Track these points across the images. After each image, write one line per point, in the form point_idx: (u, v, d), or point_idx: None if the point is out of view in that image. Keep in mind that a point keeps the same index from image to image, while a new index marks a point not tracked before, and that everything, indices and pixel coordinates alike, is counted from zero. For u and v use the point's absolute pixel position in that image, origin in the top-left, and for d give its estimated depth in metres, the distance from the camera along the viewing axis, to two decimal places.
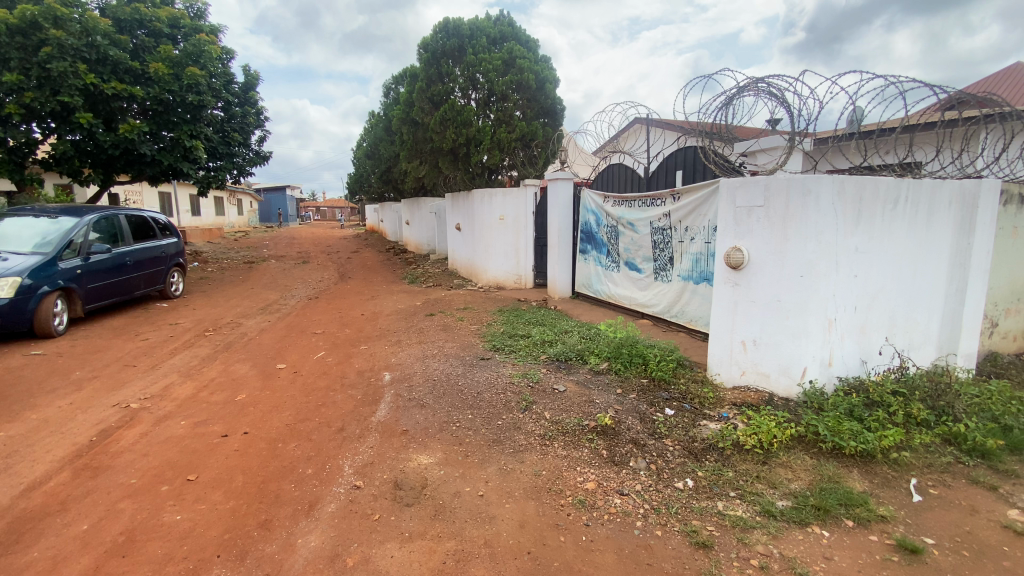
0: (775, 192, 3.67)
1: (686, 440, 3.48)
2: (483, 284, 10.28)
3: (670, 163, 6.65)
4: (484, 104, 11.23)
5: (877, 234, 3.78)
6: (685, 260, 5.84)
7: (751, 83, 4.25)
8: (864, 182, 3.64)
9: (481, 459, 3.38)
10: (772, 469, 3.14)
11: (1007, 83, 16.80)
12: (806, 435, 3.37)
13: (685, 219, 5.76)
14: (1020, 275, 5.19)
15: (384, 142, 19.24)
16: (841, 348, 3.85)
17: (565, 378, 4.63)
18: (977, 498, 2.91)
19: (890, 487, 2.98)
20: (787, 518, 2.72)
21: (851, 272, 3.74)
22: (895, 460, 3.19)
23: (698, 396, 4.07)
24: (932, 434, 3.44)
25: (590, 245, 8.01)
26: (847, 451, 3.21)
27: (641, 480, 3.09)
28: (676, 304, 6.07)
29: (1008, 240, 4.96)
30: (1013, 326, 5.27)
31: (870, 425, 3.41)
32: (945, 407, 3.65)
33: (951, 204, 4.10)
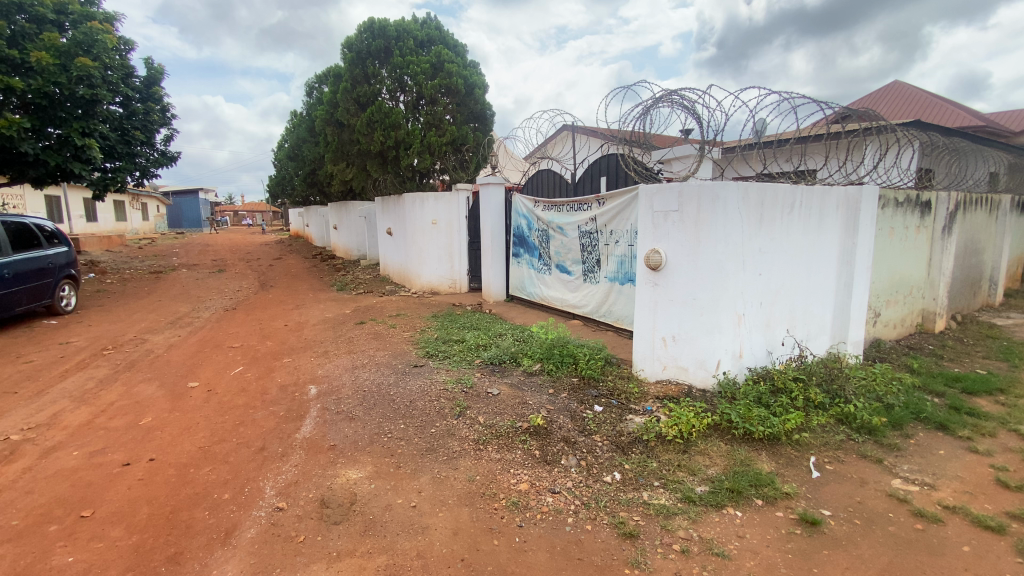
0: (688, 198, 3.91)
1: (614, 435, 3.61)
2: (417, 289, 10.10)
3: (595, 169, 6.90)
4: (412, 107, 11.08)
5: (777, 236, 4.14)
6: (611, 262, 6.07)
7: (665, 95, 4.51)
8: (765, 188, 3.98)
9: (413, 469, 3.31)
10: (691, 457, 3.34)
11: (883, 102, 19.03)
12: (721, 423, 3.63)
13: (609, 223, 5.99)
14: (896, 271, 5.89)
15: (308, 144, 18.41)
16: (749, 340, 4.17)
17: (499, 381, 4.65)
18: (865, 470, 3.25)
19: (793, 466, 3.28)
20: (705, 502, 2.90)
21: (756, 270, 4.07)
22: (797, 442, 3.51)
23: (624, 392, 4.25)
24: (827, 415, 3.82)
25: (523, 248, 8.12)
26: (756, 436, 3.49)
27: (571, 477, 3.17)
28: (604, 304, 6.29)
29: (886, 239, 5.61)
30: (893, 315, 5.96)
31: (775, 411, 3.73)
32: (838, 391, 4.06)
33: (839, 208, 4.58)
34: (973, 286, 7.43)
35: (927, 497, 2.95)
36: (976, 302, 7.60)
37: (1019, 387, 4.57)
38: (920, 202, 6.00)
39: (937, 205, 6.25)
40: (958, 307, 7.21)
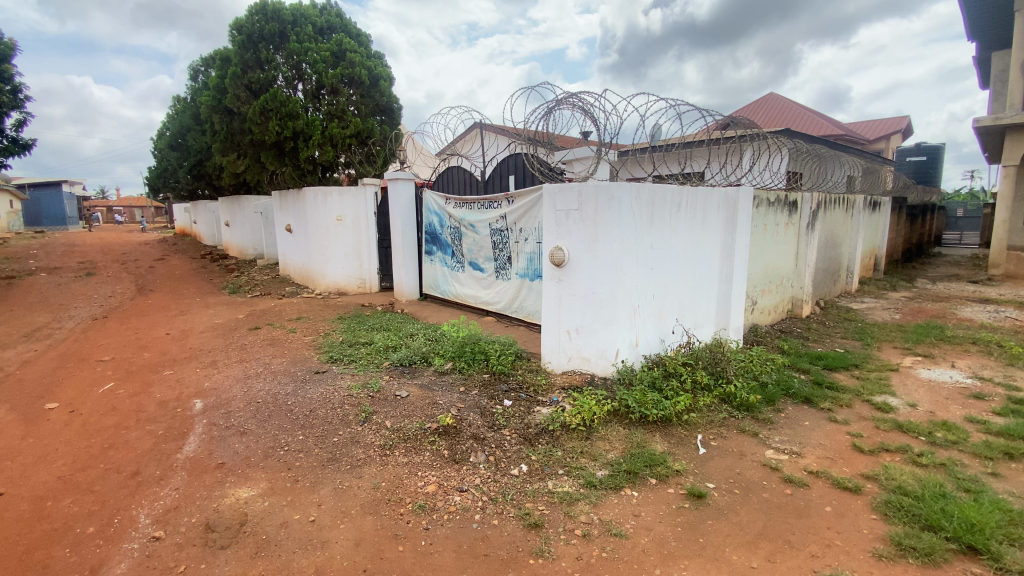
0: (587, 197, 4.09)
1: (522, 428, 3.69)
2: (321, 290, 9.57)
3: (503, 168, 7.00)
4: (313, 96, 10.45)
5: (666, 233, 4.47)
6: (521, 259, 6.18)
7: (566, 98, 4.67)
8: (655, 189, 4.28)
9: (313, 482, 3.14)
10: (593, 443, 3.51)
11: (762, 111, 21.17)
12: (620, 409, 3.86)
13: (519, 220, 6.09)
14: (770, 263, 6.61)
15: (193, 132, 16.68)
16: (644, 330, 4.47)
17: (408, 383, 4.55)
18: (744, 444, 3.61)
19: (683, 444, 3.56)
20: (605, 486, 3.06)
21: (648, 265, 4.36)
22: (687, 422, 3.82)
23: (532, 384, 4.36)
24: (712, 395, 4.20)
25: (435, 246, 8.02)
26: (651, 419, 3.76)
27: (479, 474, 3.19)
28: (516, 300, 6.39)
29: (760, 235, 6.27)
30: (767, 303, 6.68)
31: (667, 395, 4.04)
32: (721, 372, 4.48)
33: (719, 208, 5.04)
34: (833, 275, 8.54)
35: (795, 463, 3.32)
36: (835, 289, 8.74)
37: (867, 362, 5.31)
38: (787, 202, 6.77)
39: (802, 204, 7.10)
40: (821, 294, 8.25)
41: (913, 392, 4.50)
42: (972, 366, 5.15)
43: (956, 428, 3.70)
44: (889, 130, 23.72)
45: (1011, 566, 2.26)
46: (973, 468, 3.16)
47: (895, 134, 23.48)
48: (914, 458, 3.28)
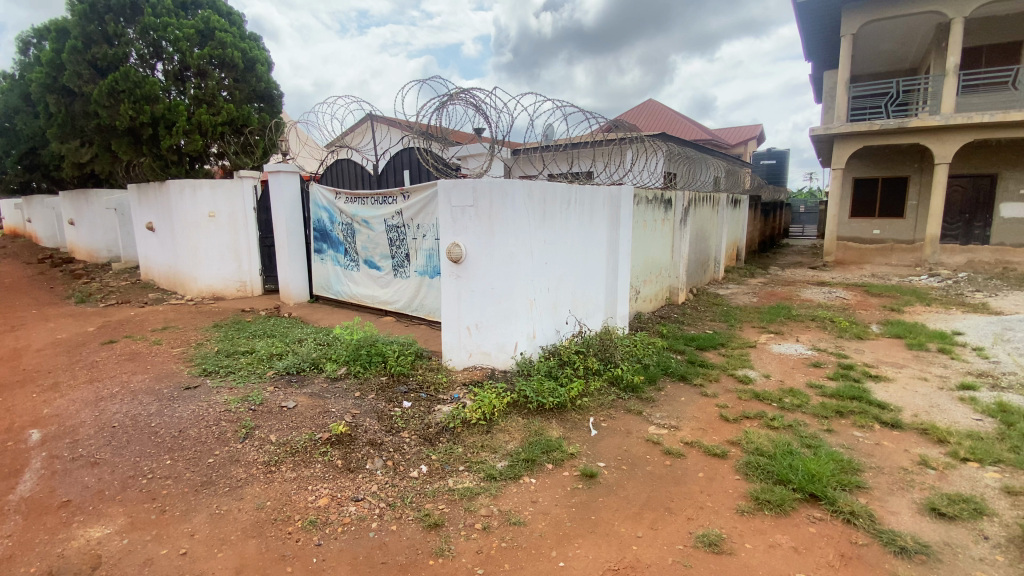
0: (481, 194, 4.10)
1: (422, 429, 3.62)
2: (193, 295, 8.57)
3: (397, 162, 6.81)
4: (175, 78, 9.30)
5: (558, 229, 4.66)
6: (419, 256, 6.05)
7: (457, 93, 4.65)
8: (546, 187, 4.43)
9: (184, 511, 2.80)
10: (493, 436, 3.57)
11: (642, 115, 22.89)
12: (518, 400, 3.95)
13: (415, 217, 5.96)
14: (650, 256, 7.19)
15: (21, 114, 13.98)
16: (541, 322, 4.61)
17: (297, 392, 4.24)
18: (630, 422, 3.89)
19: (577, 428, 3.75)
20: (504, 476, 3.12)
21: (542, 260, 4.51)
22: (580, 407, 4.04)
23: (432, 383, 4.29)
24: (602, 380, 4.49)
25: (325, 244, 7.57)
26: (548, 407, 3.91)
27: (377, 481, 3.08)
28: (415, 298, 6.25)
29: (641, 231, 6.77)
30: (649, 292, 7.25)
31: (563, 383, 4.23)
32: (610, 357, 4.79)
33: (605, 205, 5.37)
34: (703, 265, 9.52)
35: (673, 436, 3.65)
36: (705, 278, 9.75)
37: (731, 341, 6.01)
38: (663, 199, 7.39)
39: (675, 202, 7.80)
40: (694, 283, 9.16)
41: (768, 364, 5.18)
42: (811, 339, 6.05)
43: (800, 393, 4.32)
44: (746, 136, 26.98)
45: (842, 507, 2.68)
46: (813, 426, 3.71)
47: (750, 140, 26.76)
48: (768, 422, 3.78)
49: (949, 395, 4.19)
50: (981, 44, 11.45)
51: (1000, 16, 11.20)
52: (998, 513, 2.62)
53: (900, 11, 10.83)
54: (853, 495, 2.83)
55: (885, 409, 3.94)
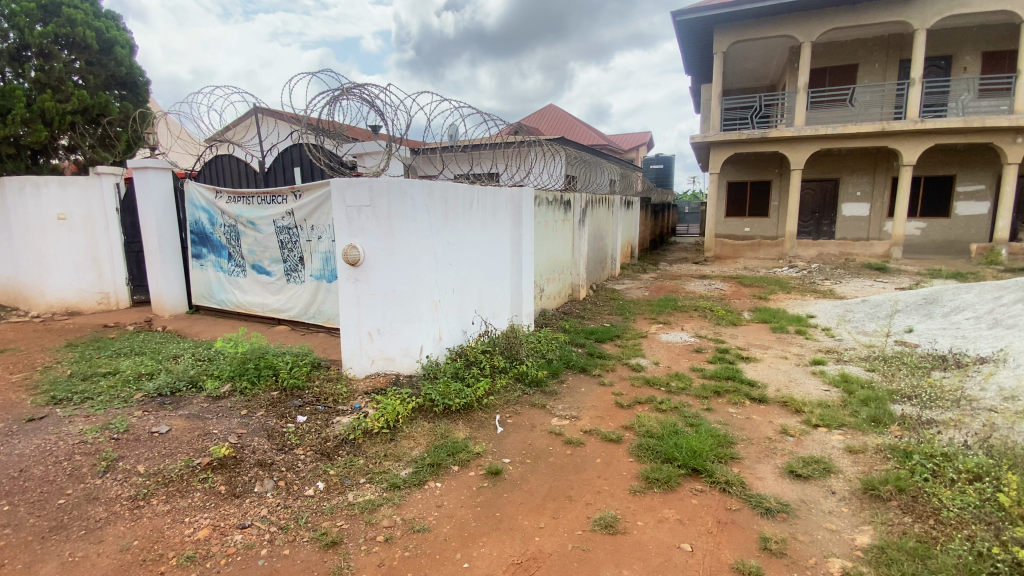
0: (378, 193, 3.96)
1: (319, 443, 3.42)
2: (40, 312, 7.32)
3: (286, 159, 6.36)
4: (10, 58, 7.87)
5: (461, 229, 4.64)
6: (314, 259, 5.69)
7: (347, 88, 4.42)
8: (447, 187, 4.39)
9: (23, 564, 2.37)
10: (397, 443, 3.46)
11: (544, 119, 23.60)
12: (424, 404, 3.87)
13: (309, 217, 5.61)
14: (552, 255, 7.40)
15: None
16: (447, 323, 4.56)
17: (171, 415, 3.78)
18: (534, 416, 3.98)
19: (483, 428, 3.76)
20: (408, 484, 3.04)
21: (446, 260, 4.48)
22: (486, 405, 4.05)
23: (331, 394, 4.06)
24: (509, 377, 4.55)
25: (205, 248, 6.87)
26: (454, 408, 3.87)
27: (267, 504, 2.85)
28: (312, 305, 5.87)
29: (542, 231, 6.94)
30: (552, 290, 7.48)
31: (469, 383, 4.21)
32: (515, 354, 4.86)
33: (507, 205, 5.45)
34: (600, 263, 10.04)
35: (574, 426, 3.80)
36: (603, 274, 10.30)
37: (626, 332, 6.40)
38: (562, 201, 7.67)
39: (574, 203, 8.14)
40: (593, 280, 9.62)
41: (658, 352, 5.60)
42: (694, 328, 6.64)
43: (685, 377, 4.72)
44: (637, 142, 29.01)
45: (720, 478, 2.96)
46: (695, 406, 4.07)
47: (641, 146, 28.82)
48: (658, 405, 4.08)
49: (804, 370, 4.82)
50: (824, 66, 13.29)
51: (838, 43, 13.08)
52: (841, 470, 3.05)
53: (762, 33, 12.20)
54: (728, 465, 3.14)
55: (754, 387, 4.44)
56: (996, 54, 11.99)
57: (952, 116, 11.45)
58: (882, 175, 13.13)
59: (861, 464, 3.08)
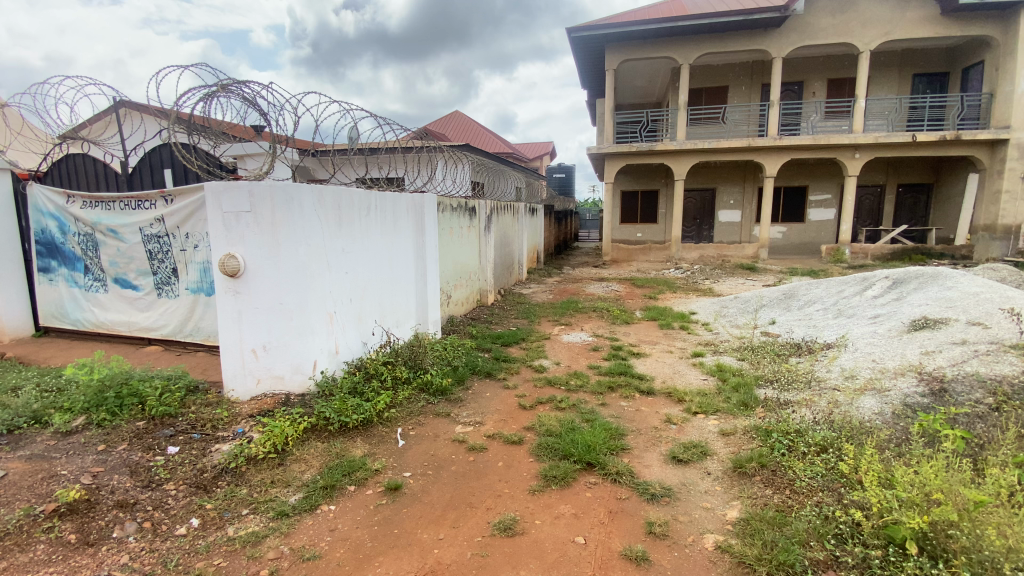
0: (259, 198, 3.68)
1: (194, 476, 3.09)
2: None
3: (155, 160, 5.70)
4: None
5: (356, 237, 4.45)
6: (190, 270, 5.15)
7: (222, 85, 4.04)
8: (339, 192, 4.20)
9: None
10: (287, 468, 3.23)
11: (450, 125, 23.57)
12: (317, 423, 3.65)
13: (182, 224, 5.07)
14: (459, 261, 7.36)
15: None
16: (343, 336, 4.34)
17: (4, 458, 3.19)
18: (437, 425, 3.93)
19: (383, 442, 3.63)
20: (298, 510, 2.85)
21: (341, 270, 4.27)
22: (386, 420, 3.92)
23: (209, 419, 3.69)
24: (411, 387, 4.44)
25: (55, 260, 5.94)
26: (350, 425, 3.70)
27: (128, 550, 2.51)
28: (189, 322, 5.30)
29: (448, 237, 6.86)
30: (460, 296, 7.42)
31: (368, 397, 4.04)
32: (419, 364, 4.76)
33: (408, 211, 5.34)
34: (507, 268, 10.18)
35: (477, 432, 3.81)
36: (511, 279, 10.47)
37: (531, 335, 6.55)
38: (467, 207, 7.67)
39: (479, 210, 8.17)
40: (500, 285, 9.73)
41: (559, 353, 5.81)
42: (593, 328, 6.98)
43: (583, 375, 4.94)
44: (542, 151, 30.03)
45: (611, 469, 3.13)
46: (591, 402, 4.28)
47: (545, 155, 29.85)
48: (557, 404, 4.22)
49: (686, 363, 5.27)
50: (701, 86, 14.69)
51: (712, 65, 14.53)
52: (716, 452, 3.37)
53: (648, 53, 13.22)
54: (619, 456, 3.33)
55: (643, 380, 4.77)
56: (835, 83, 14.04)
57: (804, 135, 13.21)
58: (750, 185, 14.80)
59: (731, 445, 3.43)
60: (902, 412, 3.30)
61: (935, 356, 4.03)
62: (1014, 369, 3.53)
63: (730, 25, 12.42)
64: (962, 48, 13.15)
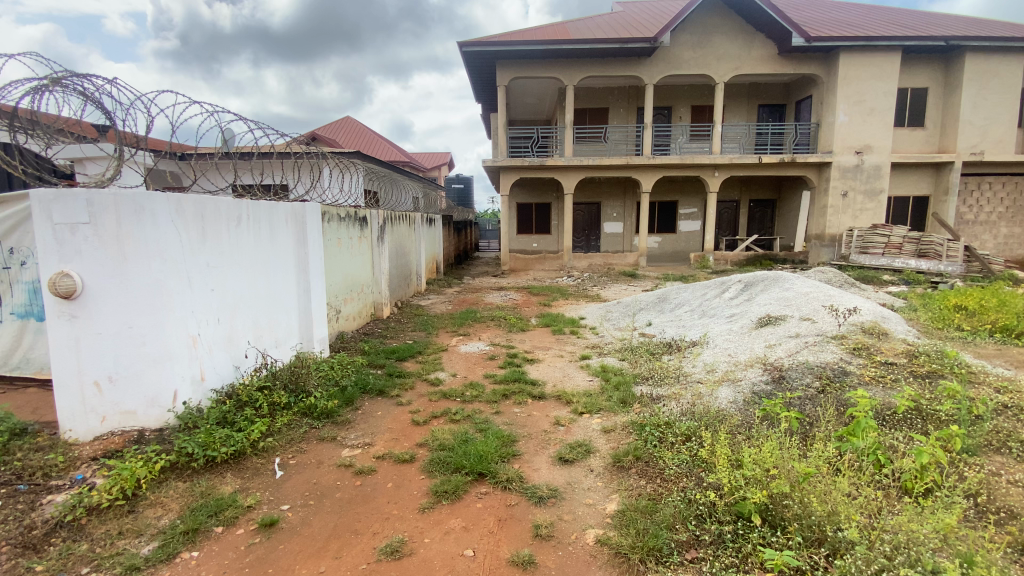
0: (101, 208, 3.27)
1: (16, 535, 2.59)
2: None
3: None
4: None
5: (225, 249, 4.09)
6: (15, 292, 4.38)
7: (52, 79, 3.45)
8: (203, 201, 3.83)
9: None
10: (138, 515, 2.85)
11: (341, 131, 22.58)
12: (178, 461, 3.26)
13: (4, 238, 4.29)
14: (349, 273, 7.04)
15: None
16: (210, 360, 3.92)
17: None
18: (321, 451, 3.71)
19: (258, 475, 3.35)
20: (153, 561, 2.52)
21: (206, 286, 3.88)
22: (262, 450, 3.62)
23: (38, 467, 3.12)
24: (291, 412, 4.15)
25: None
26: (219, 459, 3.35)
27: None
28: (14, 353, 4.48)
29: (336, 248, 6.53)
30: (351, 310, 7.09)
31: (240, 427, 3.70)
32: (301, 386, 4.47)
33: (287, 222, 5.01)
34: (404, 279, 9.95)
35: (365, 454, 3.66)
36: (408, 291, 10.25)
37: (427, 347, 6.47)
38: (357, 217, 7.37)
39: (370, 219, 7.89)
40: (397, 297, 9.48)
41: (455, 364, 5.81)
42: (490, 337, 7.08)
43: (478, 385, 4.98)
44: (439, 161, 29.99)
45: (501, 477, 3.19)
46: (485, 412, 4.32)
47: (443, 166, 29.82)
48: (451, 417, 4.21)
49: (575, 366, 5.55)
50: (586, 106, 15.72)
51: (594, 88, 15.60)
52: (598, 449, 3.58)
53: (536, 71, 13.84)
54: (509, 463, 3.40)
55: (535, 386, 4.92)
56: (699, 109, 15.80)
57: (674, 154, 14.68)
58: (630, 200, 16.07)
59: (612, 441, 3.67)
60: (751, 399, 3.79)
61: (776, 348, 4.69)
62: (833, 356, 4.23)
63: (608, 51, 13.45)
64: (795, 85, 15.53)
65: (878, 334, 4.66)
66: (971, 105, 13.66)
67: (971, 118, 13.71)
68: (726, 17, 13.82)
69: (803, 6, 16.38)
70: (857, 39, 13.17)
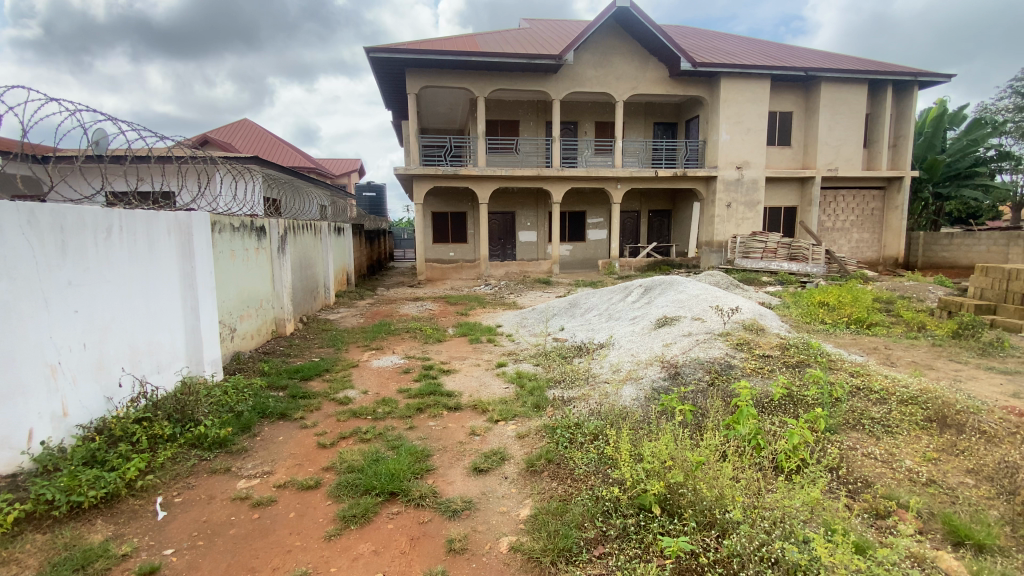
0: None
1: None
2: None
3: None
4: None
5: (91, 265, 3.62)
6: None
7: None
8: (62, 211, 3.37)
9: None
10: None
11: (238, 134, 21.01)
12: (36, 509, 2.83)
13: None
14: (246, 288, 6.54)
15: None
16: (74, 392, 3.42)
17: None
18: (213, 485, 3.39)
19: (136, 518, 2.99)
20: None
21: (67, 307, 3.39)
22: (140, 488, 3.23)
23: None
24: (176, 444, 3.76)
25: None
26: (87, 504, 2.95)
27: None
28: None
29: (228, 261, 6.02)
30: (248, 327, 6.57)
31: (113, 465, 3.28)
32: (188, 414, 4.06)
33: (170, 233, 4.53)
34: (310, 293, 9.42)
35: (265, 483, 3.40)
36: (315, 304, 9.72)
37: (335, 364, 6.16)
38: (254, 228, 6.85)
39: (269, 229, 7.37)
40: (302, 311, 8.93)
41: (366, 380, 5.60)
42: (405, 349, 6.91)
43: (390, 400, 4.84)
44: (349, 168, 28.91)
45: (414, 494, 3.12)
46: (398, 428, 4.21)
47: (353, 172, 28.77)
48: (362, 436, 4.04)
49: (491, 373, 5.60)
50: (497, 118, 16.01)
51: (505, 100, 15.95)
52: (512, 456, 3.64)
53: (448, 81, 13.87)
54: (423, 479, 3.34)
55: (451, 397, 4.88)
56: (602, 124, 16.75)
57: (580, 167, 15.44)
58: (542, 209, 16.59)
59: (525, 447, 3.74)
60: (651, 395, 4.07)
61: (673, 346, 5.08)
62: (720, 352, 4.66)
63: (517, 66, 13.84)
64: (685, 105, 16.98)
65: (757, 330, 5.21)
66: (827, 128, 15.82)
67: (827, 139, 15.87)
68: (623, 40, 14.82)
69: (689, 34, 18.04)
70: (735, 67, 14.72)
